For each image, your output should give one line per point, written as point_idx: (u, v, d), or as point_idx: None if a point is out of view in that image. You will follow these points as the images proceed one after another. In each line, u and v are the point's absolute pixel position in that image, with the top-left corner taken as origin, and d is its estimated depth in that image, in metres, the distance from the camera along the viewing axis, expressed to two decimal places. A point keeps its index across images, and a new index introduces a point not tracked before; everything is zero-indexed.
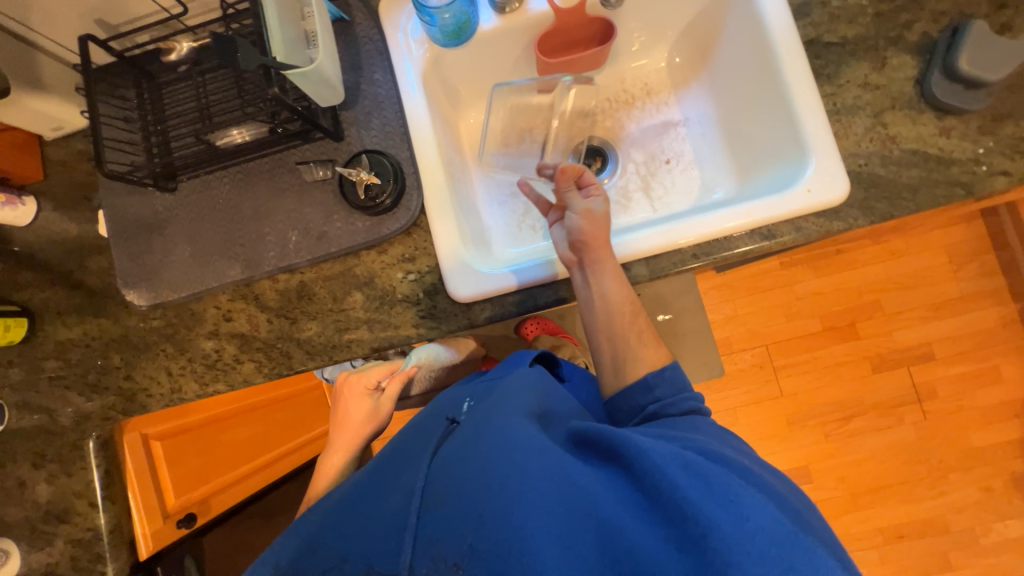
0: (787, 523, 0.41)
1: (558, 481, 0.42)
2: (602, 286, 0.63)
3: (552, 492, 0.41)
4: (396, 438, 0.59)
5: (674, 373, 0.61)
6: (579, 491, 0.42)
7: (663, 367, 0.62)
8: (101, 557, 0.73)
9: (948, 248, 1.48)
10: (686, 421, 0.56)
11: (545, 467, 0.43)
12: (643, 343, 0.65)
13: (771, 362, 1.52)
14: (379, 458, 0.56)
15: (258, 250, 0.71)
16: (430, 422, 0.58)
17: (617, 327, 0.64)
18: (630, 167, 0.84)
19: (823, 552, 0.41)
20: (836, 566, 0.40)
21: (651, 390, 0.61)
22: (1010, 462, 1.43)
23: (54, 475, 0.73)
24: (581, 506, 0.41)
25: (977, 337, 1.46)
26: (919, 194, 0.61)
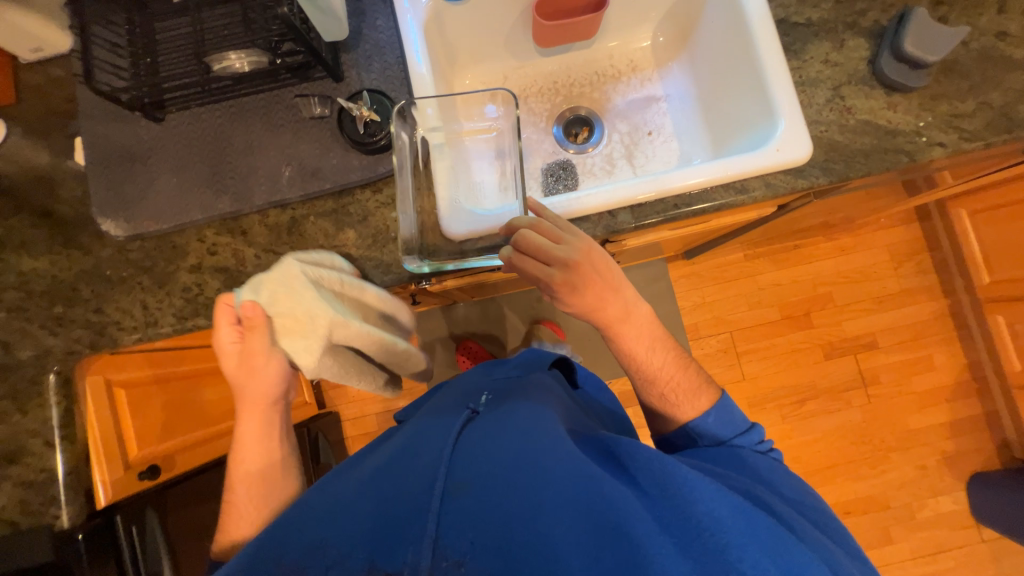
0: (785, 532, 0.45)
1: (582, 486, 0.46)
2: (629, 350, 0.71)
3: (578, 500, 0.45)
4: (413, 425, 0.62)
5: (716, 419, 0.68)
6: (602, 496, 0.45)
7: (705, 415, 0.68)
8: (56, 500, 0.67)
9: (891, 246, 1.63)
10: (717, 454, 0.65)
11: (573, 475, 0.46)
12: (678, 396, 0.71)
13: (735, 347, 1.61)
14: (393, 442, 0.58)
15: (248, 184, 0.70)
16: (449, 412, 0.61)
17: (644, 370, 0.71)
18: (615, 136, 0.90)
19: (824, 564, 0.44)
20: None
21: (697, 439, 0.69)
22: (941, 442, 1.57)
23: (6, 413, 0.68)
24: (608, 519, 0.44)
25: (915, 328, 1.61)
26: (870, 159, 0.69)
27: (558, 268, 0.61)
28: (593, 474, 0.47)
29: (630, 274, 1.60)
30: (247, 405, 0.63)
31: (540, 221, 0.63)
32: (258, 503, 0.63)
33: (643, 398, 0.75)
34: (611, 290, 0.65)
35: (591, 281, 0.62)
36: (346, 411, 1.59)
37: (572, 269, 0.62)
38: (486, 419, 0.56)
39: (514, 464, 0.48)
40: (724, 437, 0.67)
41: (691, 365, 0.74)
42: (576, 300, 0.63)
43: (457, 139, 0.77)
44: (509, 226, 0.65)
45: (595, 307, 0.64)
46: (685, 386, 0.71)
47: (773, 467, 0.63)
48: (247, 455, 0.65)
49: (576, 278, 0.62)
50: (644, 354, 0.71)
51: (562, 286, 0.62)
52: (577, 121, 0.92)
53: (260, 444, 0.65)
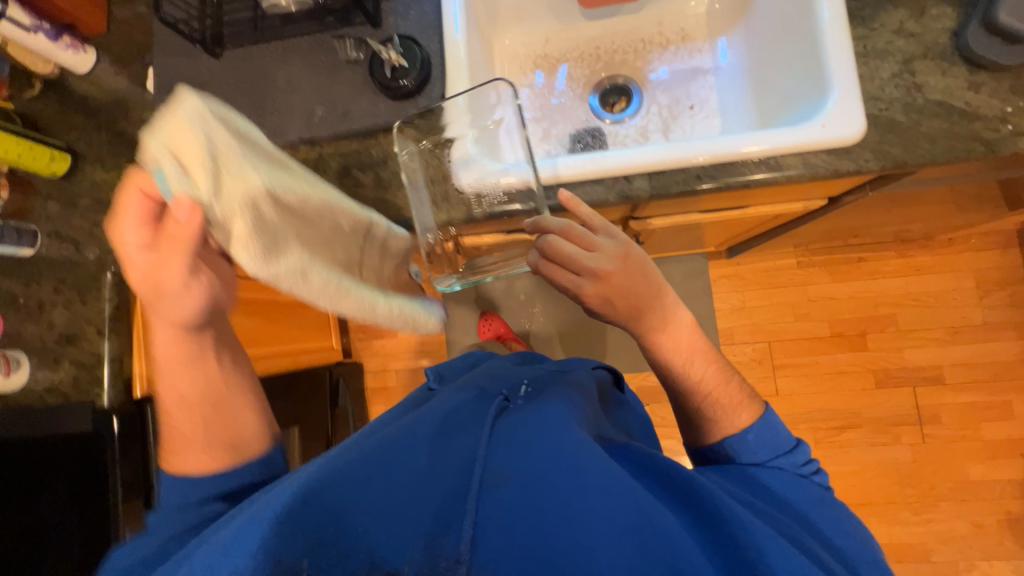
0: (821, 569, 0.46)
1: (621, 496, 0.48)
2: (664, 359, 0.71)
3: (617, 509, 0.47)
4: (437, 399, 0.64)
5: (755, 437, 0.65)
6: (640, 509, 0.47)
7: (744, 432, 0.66)
8: (99, 381, 0.82)
9: (978, 272, 1.43)
10: (753, 474, 0.62)
11: (613, 482, 0.48)
12: (719, 410, 0.69)
13: (771, 358, 1.49)
14: (420, 413, 0.59)
15: (284, 119, 0.75)
16: (476, 398, 0.63)
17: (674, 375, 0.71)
18: (655, 108, 0.86)
19: None
20: None
21: (735, 457, 0.66)
22: (1008, 501, 1.36)
23: (69, 301, 0.82)
24: (646, 534, 0.46)
25: (994, 367, 1.41)
26: (937, 144, 0.60)
27: (588, 278, 0.65)
28: (630, 486, 0.49)
29: (665, 267, 1.53)
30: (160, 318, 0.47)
31: (572, 225, 0.64)
32: (194, 427, 0.52)
33: (679, 409, 0.76)
34: (642, 299, 0.67)
35: (620, 289, 0.66)
36: (369, 363, 1.68)
37: (603, 279, 0.65)
38: (520, 414, 0.59)
39: (552, 469, 0.49)
40: (763, 456, 0.64)
41: (736, 376, 0.72)
42: (606, 306, 0.67)
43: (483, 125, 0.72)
44: (542, 225, 0.65)
45: (627, 314, 0.68)
46: (730, 398, 0.69)
47: (809, 492, 0.60)
48: (174, 382, 0.52)
49: (604, 288, 0.66)
50: (681, 367, 0.70)
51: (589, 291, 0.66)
52: (615, 90, 0.89)
53: (180, 365, 0.51)
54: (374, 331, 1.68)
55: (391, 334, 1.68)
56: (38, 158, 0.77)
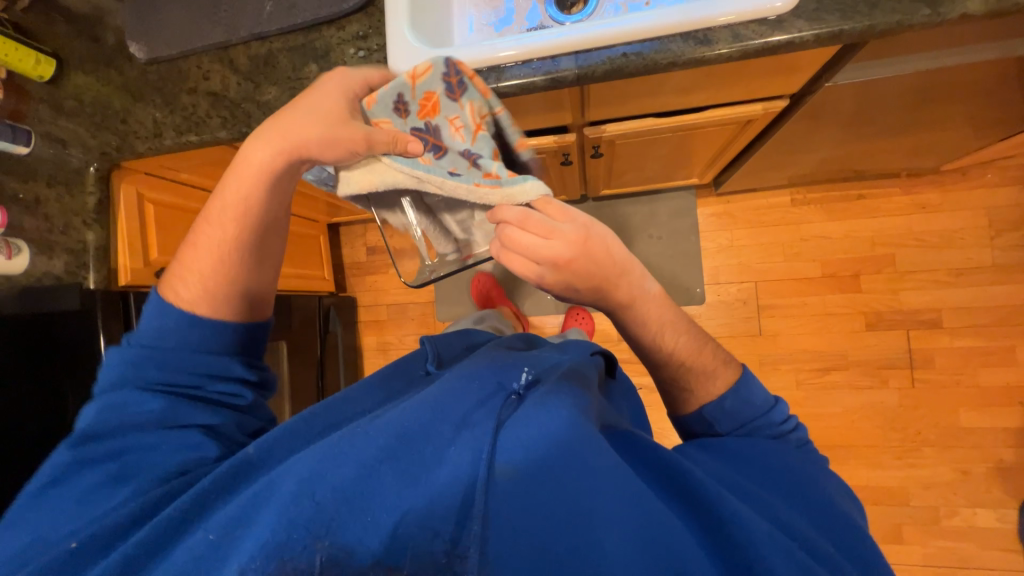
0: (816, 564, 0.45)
1: (631, 496, 0.48)
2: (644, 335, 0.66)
3: (628, 510, 0.47)
4: (439, 386, 0.61)
5: (733, 405, 0.63)
6: (650, 509, 0.48)
7: (722, 399, 0.64)
8: (85, 265, 0.92)
9: (990, 209, 1.33)
10: (746, 445, 0.60)
11: (621, 483, 0.49)
12: (700, 379, 0.66)
13: (757, 299, 1.46)
14: (424, 401, 0.57)
15: (237, 16, 0.78)
16: (480, 386, 0.60)
17: (652, 349, 0.67)
18: (611, 7, 0.85)
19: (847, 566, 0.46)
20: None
21: (713, 425, 0.65)
22: (999, 450, 1.31)
23: (59, 195, 0.90)
24: (657, 534, 0.46)
25: (999, 312, 1.33)
26: (878, 9, 0.58)
27: (549, 269, 0.57)
28: (640, 495, 0.49)
29: (651, 205, 1.50)
30: (278, 142, 0.60)
31: (528, 215, 0.55)
32: (215, 280, 0.63)
33: (659, 380, 0.71)
34: (615, 282, 0.60)
35: (586, 277, 0.58)
36: (362, 298, 1.76)
37: (563, 269, 0.56)
38: (529, 402, 0.57)
39: (557, 473, 0.49)
40: (744, 421, 0.63)
41: (710, 342, 0.69)
42: (571, 293, 0.60)
43: (463, 79, 0.61)
44: (495, 215, 0.56)
45: (595, 297, 0.61)
46: (706, 363, 0.67)
47: (794, 457, 0.59)
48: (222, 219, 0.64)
49: (570, 278, 0.58)
50: (656, 334, 0.66)
51: (550, 280, 0.58)
52: None
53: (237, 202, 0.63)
54: (367, 267, 1.75)
55: (383, 271, 1.74)
56: (23, 60, 0.82)
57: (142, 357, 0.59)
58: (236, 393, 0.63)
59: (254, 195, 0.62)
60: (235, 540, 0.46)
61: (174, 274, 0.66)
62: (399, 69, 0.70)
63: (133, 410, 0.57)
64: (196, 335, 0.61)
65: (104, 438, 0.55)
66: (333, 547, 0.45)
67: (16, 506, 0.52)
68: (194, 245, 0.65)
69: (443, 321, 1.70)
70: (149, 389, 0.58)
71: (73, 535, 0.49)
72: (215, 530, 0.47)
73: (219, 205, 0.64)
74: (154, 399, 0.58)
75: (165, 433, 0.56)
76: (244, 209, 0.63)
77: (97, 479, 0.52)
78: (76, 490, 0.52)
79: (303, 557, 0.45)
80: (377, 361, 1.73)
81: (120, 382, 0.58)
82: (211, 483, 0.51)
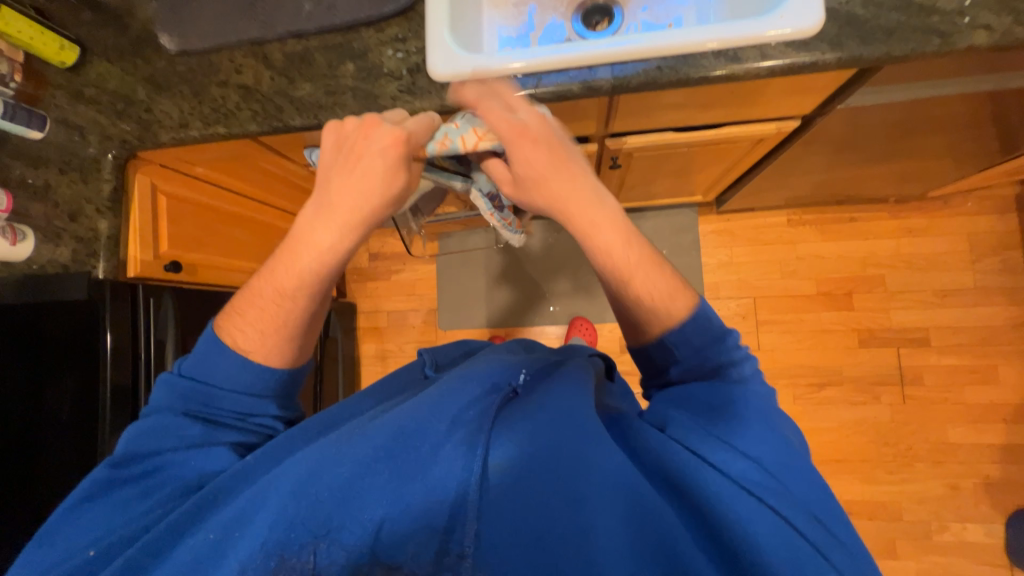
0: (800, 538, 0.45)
1: (621, 482, 0.48)
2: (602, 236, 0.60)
3: (618, 499, 0.47)
4: (438, 385, 0.60)
5: (694, 326, 0.59)
6: (638, 497, 0.47)
7: (683, 323, 0.59)
8: (95, 254, 0.89)
9: (971, 236, 1.42)
10: (728, 403, 0.55)
11: (611, 469, 0.49)
12: (662, 297, 0.60)
13: (755, 314, 1.50)
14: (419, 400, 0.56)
15: (275, 14, 0.79)
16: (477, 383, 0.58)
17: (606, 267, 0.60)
18: (635, 26, 0.89)
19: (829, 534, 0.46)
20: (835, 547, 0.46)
21: (675, 354, 0.60)
22: (986, 465, 1.36)
23: (72, 180, 0.88)
24: (648, 519, 0.46)
25: (982, 332, 1.40)
26: (894, 36, 0.63)
27: (525, 112, 0.64)
28: (630, 477, 0.49)
29: (655, 220, 1.55)
30: (346, 211, 0.61)
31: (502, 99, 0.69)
32: (270, 336, 0.62)
33: (618, 307, 0.63)
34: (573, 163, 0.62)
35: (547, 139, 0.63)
36: (363, 304, 1.73)
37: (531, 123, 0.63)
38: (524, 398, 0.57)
39: (552, 464, 0.49)
40: (693, 350, 0.59)
41: (666, 262, 0.62)
42: (532, 161, 0.61)
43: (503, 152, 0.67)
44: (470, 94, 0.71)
45: (553, 173, 0.61)
46: (662, 289, 0.60)
47: (756, 399, 0.55)
48: (281, 279, 0.62)
49: (537, 143, 0.61)
50: (614, 241, 0.60)
51: (518, 146, 0.62)
52: (596, 10, 0.92)
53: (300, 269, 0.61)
54: (368, 273, 1.74)
55: (384, 277, 1.73)
56: (47, 44, 0.81)
57: (185, 387, 0.60)
58: (271, 426, 0.64)
59: (322, 263, 0.61)
60: (234, 541, 0.48)
61: (230, 317, 0.64)
62: (440, 73, 0.72)
63: (173, 435, 0.58)
64: (248, 378, 0.61)
65: (140, 459, 0.56)
66: (334, 547, 0.47)
67: (53, 519, 0.53)
68: (253, 304, 0.63)
69: (445, 329, 1.68)
70: (188, 412, 0.60)
71: (92, 544, 0.51)
72: (220, 529, 0.49)
73: (284, 270, 0.62)
74: (194, 426, 0.59)
75: (194, 451, 0.57)
76: (313, 274, 0.61)
77: (129, 495, 0.54)
78: (119, 503, 0.54)
79: (302, 555, 0.47)
80: (375, 368, 1.70)
81: (162, 406, 0.59)
82: (213, 486, 0.53)
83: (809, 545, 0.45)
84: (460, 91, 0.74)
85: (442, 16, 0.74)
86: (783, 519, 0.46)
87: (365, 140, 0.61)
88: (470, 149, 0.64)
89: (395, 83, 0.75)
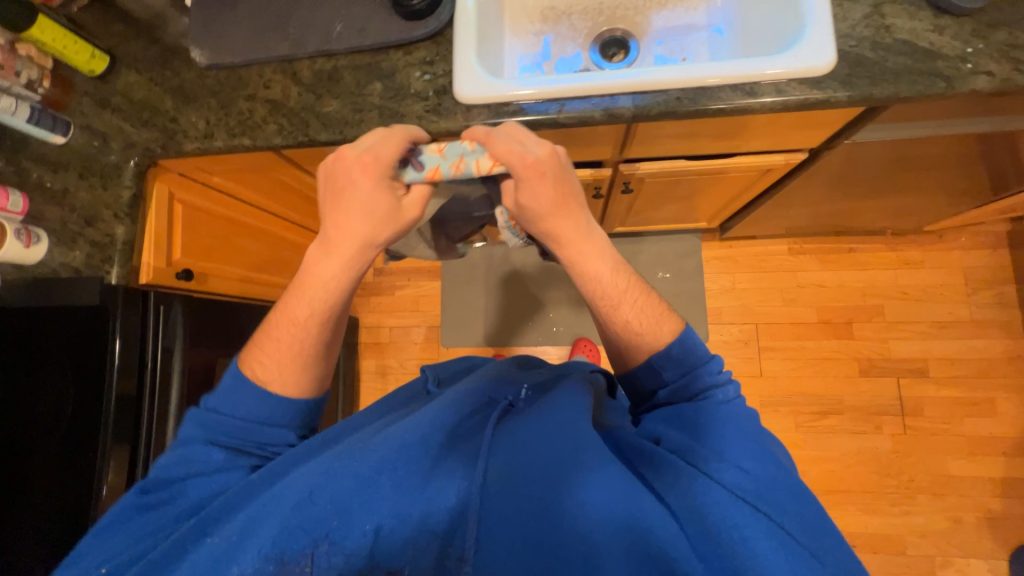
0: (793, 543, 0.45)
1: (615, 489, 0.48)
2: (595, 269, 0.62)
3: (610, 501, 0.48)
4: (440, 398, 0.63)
5: (680, 351, 0.60)
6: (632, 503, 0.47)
7: (669, 348, 0.61)
8: (110, 258, 0.88)
9: (966, 270, 1.46)
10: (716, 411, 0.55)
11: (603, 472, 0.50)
12: (648, 325, 0.63)
13: (757, 340, 1.51)
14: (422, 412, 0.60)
15: (306, 33, 0.82)
16: (475, 399, 0.63)
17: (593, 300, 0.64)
18: (650, 59, 0.93)
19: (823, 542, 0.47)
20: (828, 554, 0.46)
21: (661, 375, 0.61)
22: (987, 499, 1.36)
23: (93, 186, 0.88)
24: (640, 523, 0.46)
25: (979, 364, 1.42)
26: (901, 78, 0.66)
27: (538, 149, 0.58)
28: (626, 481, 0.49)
29: (659, 244, 1.57)
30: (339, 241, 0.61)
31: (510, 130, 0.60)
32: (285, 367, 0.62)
33: (607, 333, 0.66)
34: (576, 200, 0.61)
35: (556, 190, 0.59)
36: (365, 319, 1.72)
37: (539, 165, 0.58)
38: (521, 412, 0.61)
39: (548, 471, 0.51)
40: (677, 373, 0.60)
41: (653, 292, 0.66)
42: (538, 200, 0.59)
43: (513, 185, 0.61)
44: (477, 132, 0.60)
45: (554, 210, 0.60)
46: (649, 317, 0.63)
47: (741, 412, 0.56)
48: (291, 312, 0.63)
49: (545, 180, 0.58)
50: (608, 276, 0.62)
51: (526, 183, 0.58)
52: (613, 42, 0.96)
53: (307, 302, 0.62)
54: (372, 288, 1.73)
55: (388, 292, 1.73)
56: (78, 53, 0.82)
57: (207, 418, 0.60)
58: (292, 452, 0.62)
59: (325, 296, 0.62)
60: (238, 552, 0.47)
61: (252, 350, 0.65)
62: (466, 96, 0.75)
63: (196, 462, 0.57)
64: (265, 409, 0.60)
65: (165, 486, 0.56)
66: (334, 548, 0.48)
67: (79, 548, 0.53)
68: (268, 335, 0.64)
69: (447, 346, 1.67)
70: (211, 440, 0.59)
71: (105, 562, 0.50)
72: (223, 536, 0.49)
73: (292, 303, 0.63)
74: (216, 453, 0.58)
75: (212, 477, 0.56)
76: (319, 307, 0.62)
77: (150, 522, 0.54)
78: (137, 526, 0.53)
79: (302, 558, 0.47)
80: (374, 384, 1.68)
81: (186, 438, 0.59)
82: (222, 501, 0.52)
83: (803, 551, 0.45)
84: (485, 114, 0.76)
85: (469, 42, 0.77)
86: (779, 527, 0.46)
87: (349, 169, 0.59)
88: (484, 174, 0.59)
89: (421, 103, 0.78)
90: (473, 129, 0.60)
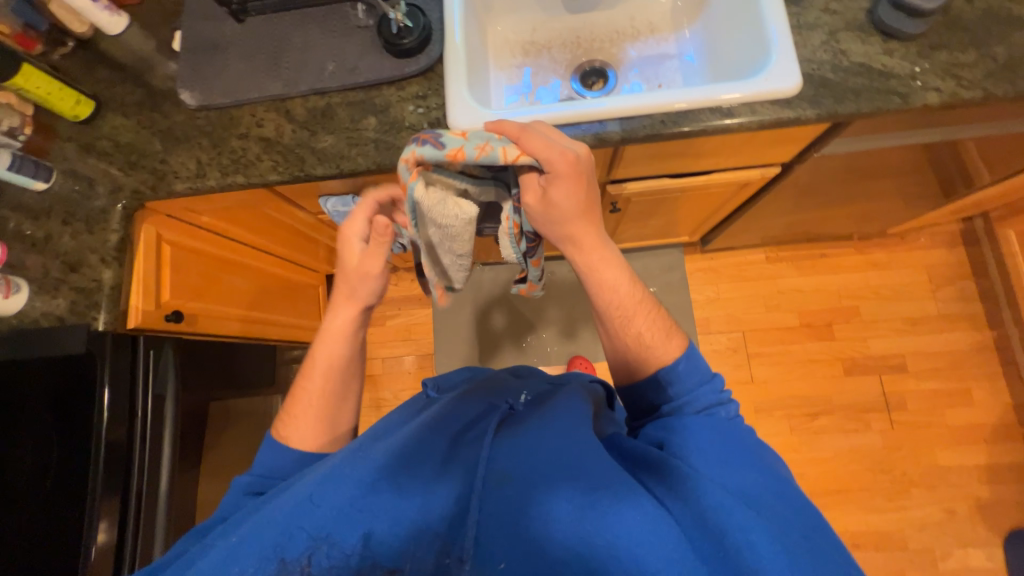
0: (798, 550, 0.45)
1: (618, 492, 0.49)
2: (607, 272, 0.65)
3: (613, 504, 0.48)
4: (440, 407, 0.63)
5: (686, 367, 0.62)
6: (633, 505, 0.47)
7: (673, 363, 0.62)
8: (96, 305, 0.82)
9: (930, 268, 1.55)
10: (715, 421, 0.56)
11: (605, 474, 0.50)
12: (648, 339, 0.64)
13: (746, 347, 1.56)
14: (424, 426, 0.59)
15: (299, 72, 0.84)
16: (476, 406, 0.64)
17: (603, 306, 0.65)
18: (629, 85, 0.99)
19: (827, 550, 0.46)
20: (834, 561, 0.45)
21: (664, 388, 0.62)
22: (976, 487, 1.41)
23: (78, 232, 0.85)
24: (643, 524, 0.46)
25: (953, 356, 1.50)
26: (861, 96, 0.73)
27: (575, 147, 0.61)
28: (627, 485, 0.49)
29: (644, 260, 1.62)
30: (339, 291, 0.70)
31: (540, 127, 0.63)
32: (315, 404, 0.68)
33: (612, 344, 0.67)
34: (597, 208, 0.65)
35: (586, 189, 0.62)
36: None
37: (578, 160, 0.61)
38: (521, 417, 0.61)
39: (550, 474, 0.51)
40: (683, 390, 0.61)
41: (662, 308, 0.67)
42: (569, 199, 0.61)
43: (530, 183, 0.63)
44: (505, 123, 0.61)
45: (579, 212, 0.63)
46: (649, 330, 0.65)
47: (740, 428, 0.57)
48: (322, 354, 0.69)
49: (580, 181, 0.61)
50: (621, 281, 0.65)
51: (564, 179, 0.60)
52: (593, 72, 1.01)
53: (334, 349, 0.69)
54: None
55: (378, 322, 1.71)
56: (63, 99, 0.81)
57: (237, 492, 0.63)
58: None
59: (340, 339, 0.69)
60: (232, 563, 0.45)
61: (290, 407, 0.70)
62: (461, 126, 0.77)
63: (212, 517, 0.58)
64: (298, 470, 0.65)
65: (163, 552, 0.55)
66: (334, 549, 0.46)
67: None
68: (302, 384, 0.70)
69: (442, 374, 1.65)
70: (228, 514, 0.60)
71: None
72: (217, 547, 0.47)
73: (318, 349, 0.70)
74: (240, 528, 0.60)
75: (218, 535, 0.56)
76: (339, 347, 0.69)
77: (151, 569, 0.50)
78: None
79: (301, 555, 0.46)
80: (370, 418, 1.63)
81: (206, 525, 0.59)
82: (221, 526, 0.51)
83: (807, 558, 0.44)
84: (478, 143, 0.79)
85: (460, 76, 0.81)
86: (782, 534, 0.46)
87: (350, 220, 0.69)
88: (509, 162, 0.59)
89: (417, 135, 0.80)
90: (505, 121, 0.61)
